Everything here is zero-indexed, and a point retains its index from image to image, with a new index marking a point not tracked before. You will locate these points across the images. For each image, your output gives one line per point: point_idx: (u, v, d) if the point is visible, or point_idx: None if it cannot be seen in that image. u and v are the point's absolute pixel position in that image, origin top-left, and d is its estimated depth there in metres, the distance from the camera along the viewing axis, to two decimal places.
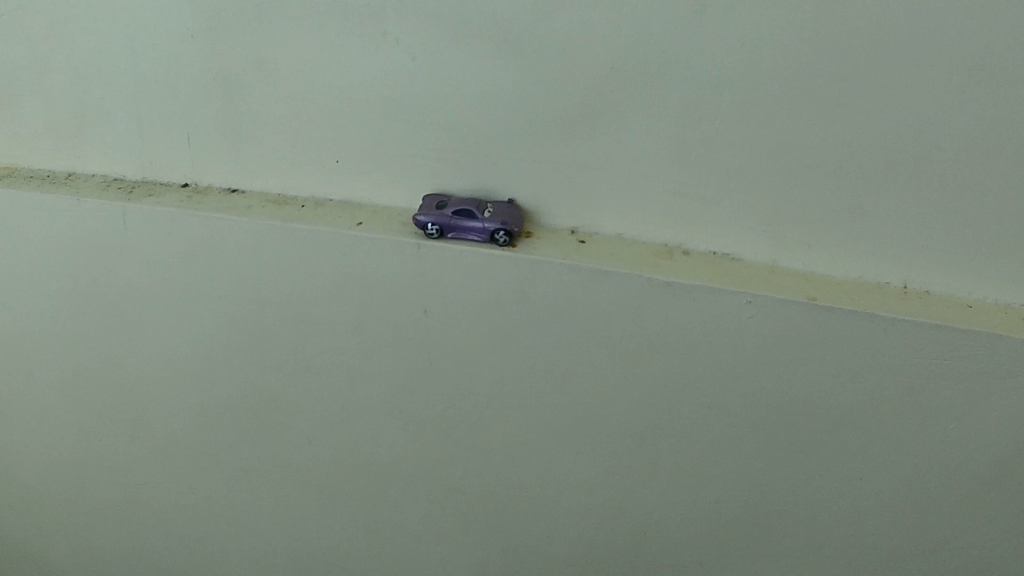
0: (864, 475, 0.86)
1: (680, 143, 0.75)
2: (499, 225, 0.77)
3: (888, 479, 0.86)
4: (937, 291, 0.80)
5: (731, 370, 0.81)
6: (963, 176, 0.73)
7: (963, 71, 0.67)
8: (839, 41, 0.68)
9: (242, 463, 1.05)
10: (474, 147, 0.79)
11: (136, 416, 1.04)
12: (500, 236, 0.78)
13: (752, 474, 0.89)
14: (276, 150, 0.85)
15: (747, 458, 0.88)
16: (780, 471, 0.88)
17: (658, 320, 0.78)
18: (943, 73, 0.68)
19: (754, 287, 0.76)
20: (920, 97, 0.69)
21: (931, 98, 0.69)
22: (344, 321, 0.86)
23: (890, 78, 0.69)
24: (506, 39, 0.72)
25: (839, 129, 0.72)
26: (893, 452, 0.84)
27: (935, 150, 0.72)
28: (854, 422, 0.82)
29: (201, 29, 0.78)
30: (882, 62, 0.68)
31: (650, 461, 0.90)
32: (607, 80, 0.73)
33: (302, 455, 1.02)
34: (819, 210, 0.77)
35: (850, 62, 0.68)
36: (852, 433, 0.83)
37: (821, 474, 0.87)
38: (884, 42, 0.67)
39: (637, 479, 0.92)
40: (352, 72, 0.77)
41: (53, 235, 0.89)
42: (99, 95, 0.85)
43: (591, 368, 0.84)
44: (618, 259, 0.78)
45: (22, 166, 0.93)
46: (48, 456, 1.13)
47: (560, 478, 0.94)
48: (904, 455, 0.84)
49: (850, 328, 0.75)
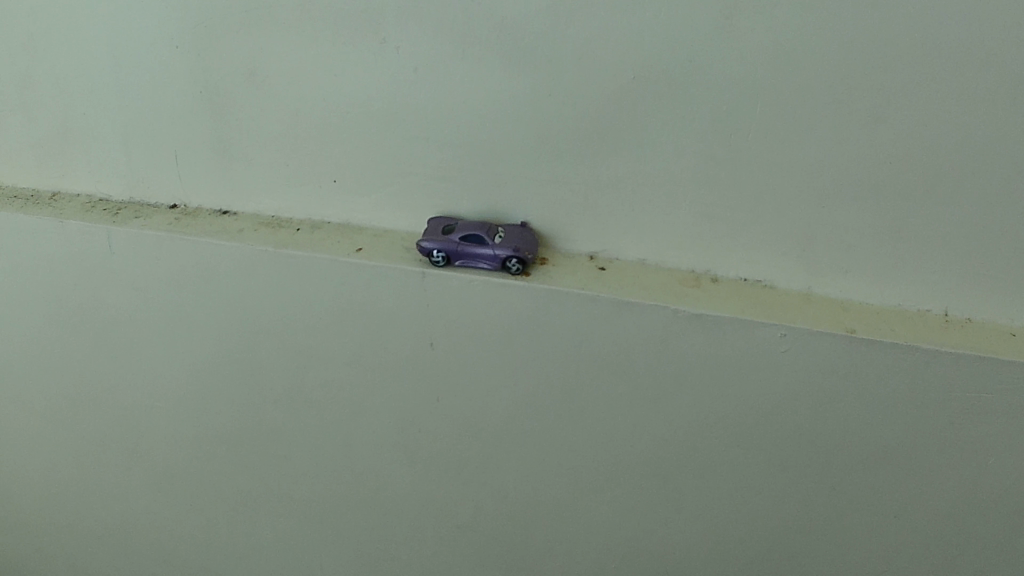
0: (902, 512, 0.80)
1: (705, 160, 0.68)
2: (511, 251, 0.69)
3: (927, 516, 0.79)
4: (980, 317, 0.73)
5: (761, 408, 0.73)
6: (1014, 195, 0.66)
7: (1019, 78, 0.60)
8: (882, 46, 0.60)
9: (244, 492, 1.01)
10: (477, 167, 0.73)
11: (135, 441, 1.00)
12: (512, 263, 0.70)
13: (781, 513, 0.82)
14: (268, 169, 0.80)
15: (777, 498, 0.81)
16: (813, 511, 0.81)
17: (683, 355, 0.71)
18: (996, 82, 0.60)
19: (788, 318, 0.69)
20: (969, 109, 0.62)
21: (981, 111, 0.62)
22: (343, 353, 0.81)
23: (938, 87, 0.61)
24: (514, 48, 0.66)
25: (880, 144, 0.65)
26: (930, 492, 0.77)
27: (984, 167, 0.65)
28: (891, 459, 0.76)
29: (188, 41, 0.73)
30: (929, 71, 0.61)
31: (673, 502, 0.83)
32: (625, 91, 0.66)
33: (305, 486, 0.97)
34: (855, 233, 0.70)
35: (892, 69, 0.61)
36: (888, 469, 0.77)
37: (857, 513, 0.80)
38: (931, 48, 0.60)
39: (656, 519, 0.85)
40: (348, 85, 0.72)
41: (41, 257, 0.85)
42: (82, 112, 0.81)
43: (611, 407, 0.76)
44: (640, 288, 0.71)
45: (14, 184, 0.90)
46: (51, 479, 1.10)
47: (574, 518, 0.88)
48: (943, 495, 0.77)
49: (890, 362, 0.69)
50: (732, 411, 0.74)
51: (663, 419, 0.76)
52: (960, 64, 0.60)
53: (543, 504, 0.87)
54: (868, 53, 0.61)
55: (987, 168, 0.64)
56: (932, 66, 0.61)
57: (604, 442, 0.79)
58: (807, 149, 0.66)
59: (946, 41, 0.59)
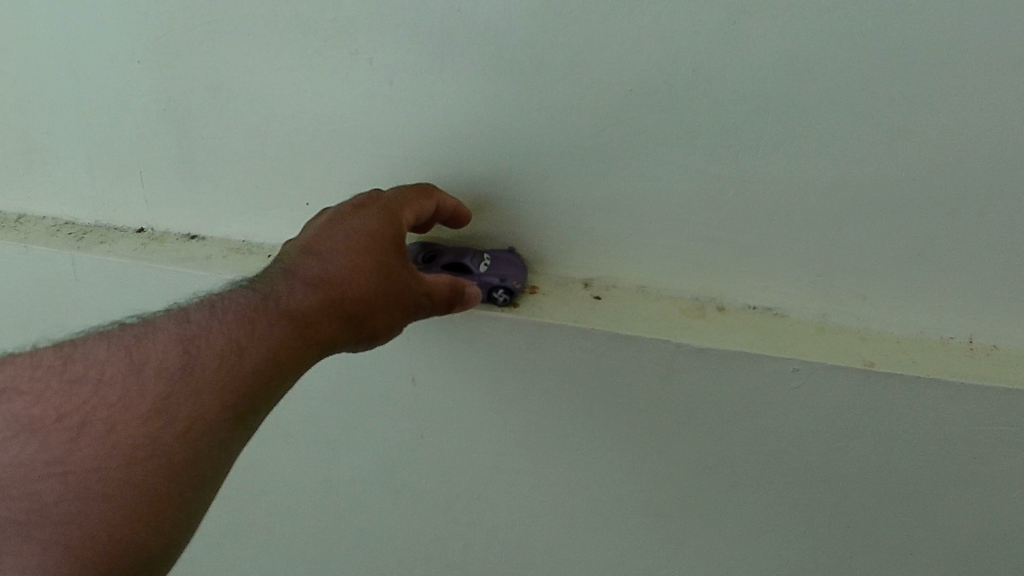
0: (928, 560, 0.73)
1: (709, 179, 0.63)
2: (495, 283, 0.64)
3: (955, 565, 0.73)
4: (1008, 344, 0.67)
5: (773, 446, 0.68)
6: None
7: None
8: (900, 55, 0.54)
9: (222, 530, 0.95)
10: (462, 187, 0.69)
11: None
12: (498, 296, 0.65)
13: (795, 556, 0.76)
14: (240, 189, 0.75)
15: (787, 543, 0.75)
16: (826, 557, 0.75)
17: (686, 391, 0.65)
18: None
19: (801, 350, 0.64)
20: (999, 123, 0.56)
21: (1012, 125, 0.56)
22: (322, 387, 0.76)
23: (964, 99, 0.56)
24: (496, 58, 0.61)
25: (899, 160, 0.59)
26: (957, 543, 0.71)
27: (1015, 185, 0.59)
28: (915, 509, 0.69)
29: (152, 54, 0.68)
30: (954, 82, 0.55)
31: (674, 544, 0.78)
32: (619, 105, 0.61)
33: (285, 524, 0.91)
34: (871, 256, 0.65)
35: (912, 80, 0.55)
36: (911, 519, 0.70)
37: (876, 558, 0.74)
38: (955, 57, 0.54)
39: (660, 558, 0.79)
40: (324, 100, 0.67)
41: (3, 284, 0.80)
42: (42, 131, 0.76)
43: (609, 445, 0.71)
44: (640, 318, 0.66)
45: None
46: None
47: (570, 560, 0.82)
48: (972, 547, 0.71)
49: (914, 399, 0.63)
50: (739, 449, 0.68)
51: (665, 458, 0.70)
52: (990, 74, 0.54)
53: (537, 546, 0.82)
54: (886, 63, 0.55)
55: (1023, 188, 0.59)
56: (961, 79, 0.55)
57: (601, 482, 0.74)
58: (820, 168, 0.61)
59: (977, 52, 0.53)
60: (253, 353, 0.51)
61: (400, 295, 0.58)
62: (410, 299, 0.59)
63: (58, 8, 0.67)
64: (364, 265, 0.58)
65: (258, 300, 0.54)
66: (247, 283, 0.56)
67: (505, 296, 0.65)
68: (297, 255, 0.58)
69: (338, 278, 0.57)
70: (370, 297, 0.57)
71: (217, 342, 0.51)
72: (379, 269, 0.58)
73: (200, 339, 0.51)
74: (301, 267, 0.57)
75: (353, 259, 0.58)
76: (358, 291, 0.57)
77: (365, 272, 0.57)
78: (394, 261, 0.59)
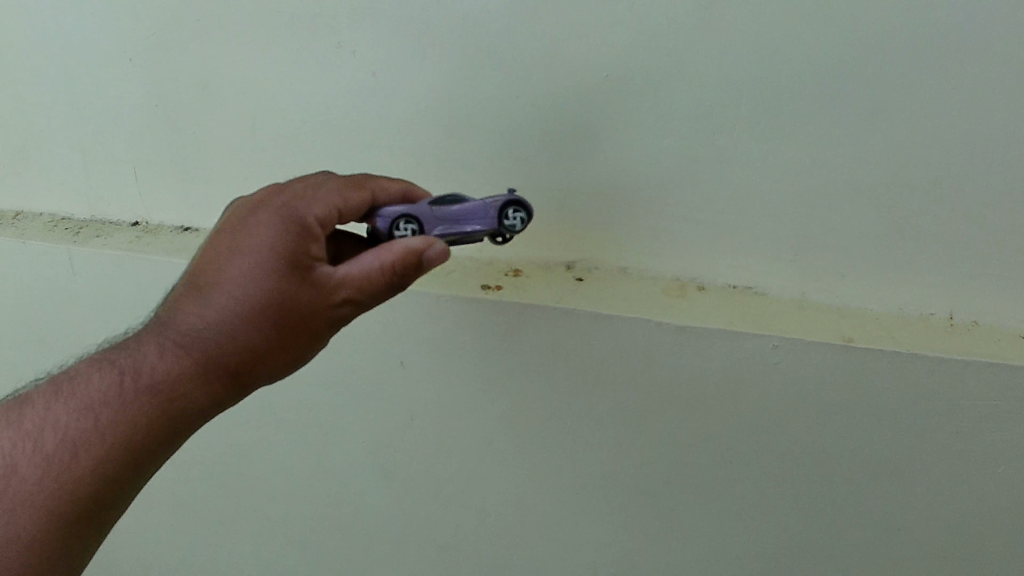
0: (919, 537, 0.73)
1: (686, 162, 0.64)
2: (508, 198, 0.57)
3: (946, 542, 0.73)
4: (986, 321, 0.69)
5: (756, 422, 0.69)
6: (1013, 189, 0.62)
7: (1007, 70, 0.57)
8: (862, 36, 0.57)
9: (218, 519, 0.96)
10: (448, 173, 0.70)
11: None
12: (510, 215, 0.58)
13: (787, 537, 0.76)
14: (228, 183, 0.76)
15: (778, 528, 0.75)
16: (820, 539, 0.75)
17: (669, 369, 0.67)
18: (986, 71, 0.57)
19: (782, 328, 0.65)
20: (959, 100, 0.59)
21: (973, 102, 0.59)
22: (313, 374, 0.78)
23: (925, 79, 0.58)
24: (477, 48, 0.63)
25: (870, 140, 0.61)
26: (948, 522, 0.71)
27: (979, 160, 0.61)
28: (903, 485, 0.70)
29: (146, 49, 0.71)
30: (916, 63, 0.58)
31: (667, 530, 0.78)
32: (596, 91, 0.63)
33: (281, 512, 0.92)
34: (848, 234, 0.66)
35: (875, 59, 0.58)
36: (900, 497, 0.71)
37: (866, 537, 0.74)
38: (915, 36, 0.57)
39: (653, 541, 0.79)
40: (310, 92, 0.69)
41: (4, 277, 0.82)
42: (39, 127, 0.78)
43: (597, 424, 0.72)
44: (622, 300, 0.67)
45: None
46: None
47: (562, 546, 0.82)
48: (962, 525, 0.71)
49: (892, 373, 0.64)
50: (725, 427, 0.69)
51: (651, 436, 0.71)
52: (947, 53, 0.57)
53: (530, 532, 0.82)
54: (848, 46, 0.58)
55: (990, 160, 0.61)
56: (923, 55, 0.57)
57: (591, 464, 0.75)
58: (795, 147, 0.62)
59: (936, 26, 0.56)
60: (88, 452, 0.51)
61: (302, 330, 0.57)
62: (322, 320, 0.57)
63: (61, 6, 0.71)
64: (248, 308, 0.55)
65: (111, 383, 0.54)
66: (112, 352, 0.56)
67: (518, 217, 0.58)
68: (185, 294, 0.58)
69: (224, 324, 0.56)
70: (261, 340, 0.56)
71: (50, 445, 0.51)
72: (267, 312, 0.55)
73: (33, 444, 0.51)
74: (177, 320, 0.56)
75: (235, 299, 0.55)
76: (244, 338, 0.56)
77: (255, 314, 0.55)
78: (292, 293, 0.55)
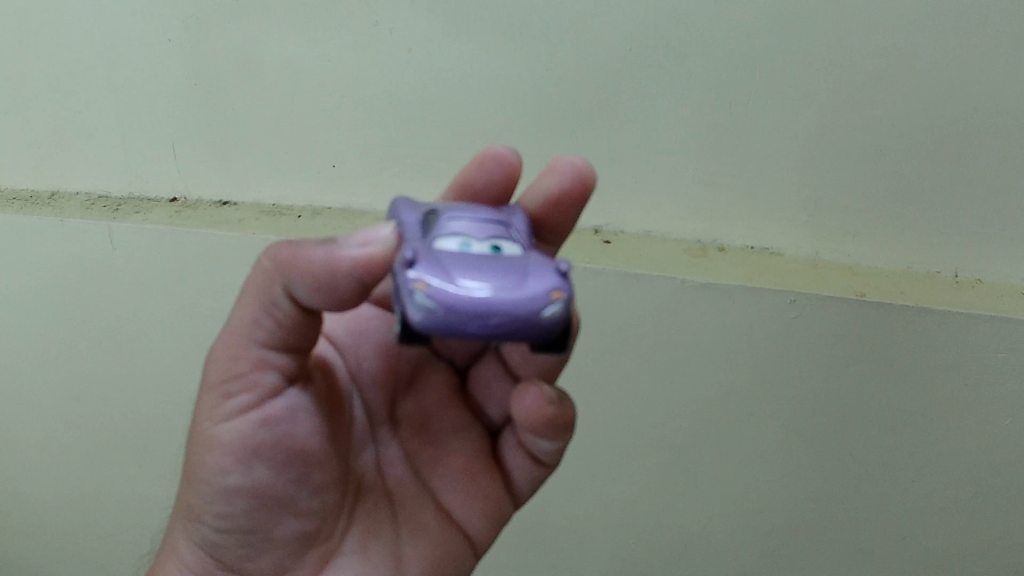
0: (947, 493, 0.74)
1: (707, 129, 0.69)
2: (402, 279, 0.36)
3: (972, 495, 0.74)
4: (987, 277, 0.73)
5: (779, 377, 0.72)
6: (1005, 151, 0.68)
7: (992, 39, 0.63)
8: (865, 11, 0.63)
9: None
10: (483, 144, 0.73)
11: (114, 472, 0.90)
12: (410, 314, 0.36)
13: (818, 501, 0.76)
14: (266, 157, 0.78)
15: (804, 497, 0.76)
16: (851, 499, 0.76)
17: (692, 325, 0.70)
18: (974, 40, 0.63)
19: (796, 284, 0.69)
20: (954, 69, 0.64)
21: (965, 70, 0.64)
22: None
23: (923, 49, 0.64)
24: (512, 23, 0.67)
25: (876, 105, 0.66)
26: (961, 482, 0.74)
27: (973, 124, 0.66)
28: (916, 443, 0.73)
29: (184, 30, 0.74)
30: (912, 35, 0.64)
31: (699, 501, 0.77)
32: (624, 62, 0.67)
33: None
34: (860, 196, 0.70)
35: (878, 29, 0.63)
36: (915, 457, 0.73)
37: (895, 497, 0.75)
38: (913, 11, 0.63)
39: (690, 512, 0.78)
40: (348, 69, 0.72)
41: (29, 259, 0.80)
42: (77, 109, 0.80)
43: (624, 389, 0.73)
44: (646, 260, 0.71)
45: (3, 187, 0.86)
46: (16, 529, 0.98)
47: (593, 527, 0.80)
48: (977, 485, 0.74)
49: (903, 325, 0.68)
50: (746, 385, 0.72)
51: (680, 398, 0.73)
52: (940, 26, 0.63)
53: (558, 513, 0.80)
54: (853, 18, 0.63)
55: (981, 123, 0.66)
56: (919, 28, 0.63)
57: (619, 431, 0.75)
58: (806, 112, 0.67)
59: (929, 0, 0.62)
60: None
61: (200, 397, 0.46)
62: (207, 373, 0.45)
63: None
64: None
65: None
66: None
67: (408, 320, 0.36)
68: None
69: None
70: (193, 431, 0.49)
71: None
72: None
73: None
74: None
75: None
76: None
77: None
78: None
